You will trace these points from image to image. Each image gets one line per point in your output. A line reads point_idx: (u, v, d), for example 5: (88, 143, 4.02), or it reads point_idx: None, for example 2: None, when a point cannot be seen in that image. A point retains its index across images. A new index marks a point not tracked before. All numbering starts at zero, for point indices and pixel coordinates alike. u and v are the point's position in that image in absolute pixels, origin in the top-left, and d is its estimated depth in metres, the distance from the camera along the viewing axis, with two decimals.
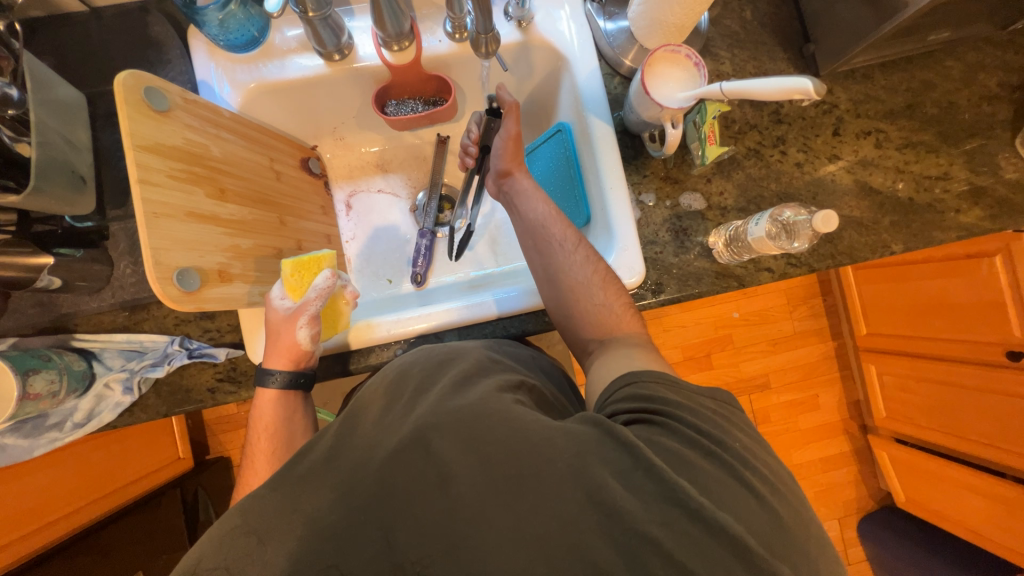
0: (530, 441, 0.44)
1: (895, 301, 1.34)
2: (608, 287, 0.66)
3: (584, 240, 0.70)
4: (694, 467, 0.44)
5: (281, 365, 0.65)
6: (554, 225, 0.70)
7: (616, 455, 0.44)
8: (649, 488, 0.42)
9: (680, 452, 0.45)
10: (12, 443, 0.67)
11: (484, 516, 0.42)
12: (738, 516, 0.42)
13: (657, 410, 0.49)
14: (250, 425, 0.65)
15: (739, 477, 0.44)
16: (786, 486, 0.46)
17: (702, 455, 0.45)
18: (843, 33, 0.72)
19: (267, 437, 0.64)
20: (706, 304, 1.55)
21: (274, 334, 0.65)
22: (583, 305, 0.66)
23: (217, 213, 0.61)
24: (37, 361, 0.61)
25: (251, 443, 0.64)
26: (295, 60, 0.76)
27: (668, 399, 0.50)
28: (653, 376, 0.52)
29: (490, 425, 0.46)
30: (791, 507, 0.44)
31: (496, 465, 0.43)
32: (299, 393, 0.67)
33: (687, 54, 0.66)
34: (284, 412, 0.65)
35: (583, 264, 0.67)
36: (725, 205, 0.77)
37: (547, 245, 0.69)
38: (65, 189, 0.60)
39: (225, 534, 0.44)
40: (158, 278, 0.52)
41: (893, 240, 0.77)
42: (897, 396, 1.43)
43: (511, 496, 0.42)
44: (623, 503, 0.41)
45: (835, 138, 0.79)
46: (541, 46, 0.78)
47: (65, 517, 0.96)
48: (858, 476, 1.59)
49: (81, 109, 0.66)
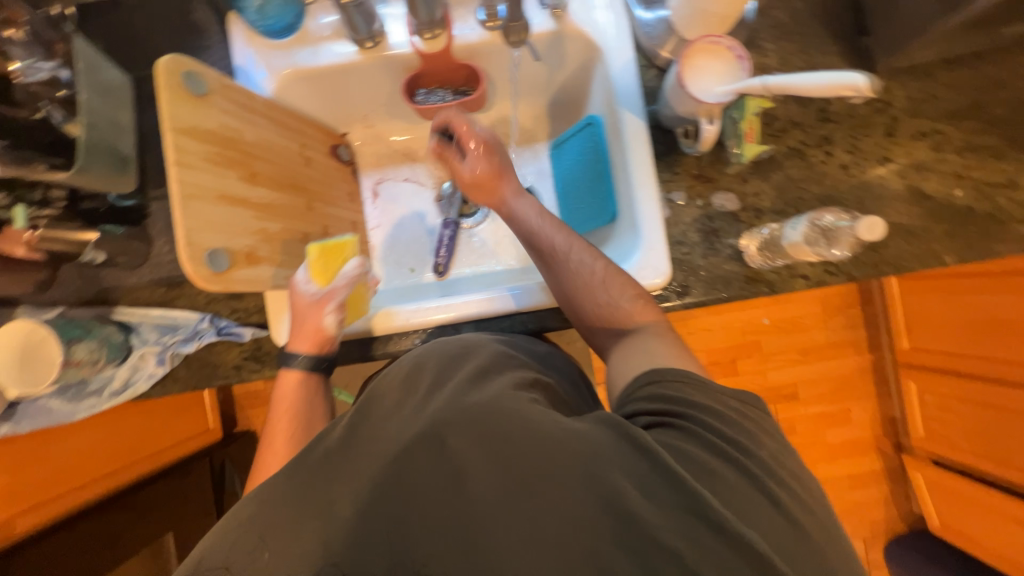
0: (547, 442, 0.44)
1: (942, 315, 1.25)
2: (611, 286, 0.64)
3: (580, 238, 0.68)
4: (714, 476, 0.42)
5: (308, 347, 0.67)
6: (543, 232, 0.68)
7: (636, 461, 0.43)
8: (666, 496, 0.41)
9: (702, 460, 0.43)
10: (57, 406, 0.71)
11: (499, 515, 0.41)
12: (757, 529, 0.40)
13: (679, 414, 0.47)
14: (272, 403, 0.66)
15: (760, 486, 0.42)
16: (812, 501, 0.43)
17: (725, 463, 0.43)
18: (904, 25, 0.67)
19: (288, 419, 0.65)
20: (735, 309, 1.49)
21: (302, 314, 0.66)
22: (589, 309, 0.65)
23: (248, 196, 0.63)
24: (79, 330, 0.66)
25: (271, 424, 0.65)
26: (330, 47, 0.77)
27: (692, 401, 0.48)
28: (675, 375, 0.51)
29: (507, 422, 0.45)
30: (815, 528, 0.42)
31: (511, 465, 0.43)
32: (316, 377, 0.68)
33: (728, 45, 0.63)
34: (305, 393, 0.66)
35: (581, 268, 0.65)
36: (760, 206, 0.73)
37: (543, 256, 0.67)
38: (109, 169, 0.62)
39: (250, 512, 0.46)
40: (190, 258, 0.54)
41: (945, 251, 0.71)
42: (938, 416, 1.35)
43: (527, 499, 0.42)
44: (641, 510, 0.40)
45: (887, 139, 0.74)
46: (576, 37, 0.76)
47: (108, 477, 1.03)
48: (889, 497, 1.52)
49: (127, 91, 0.68)
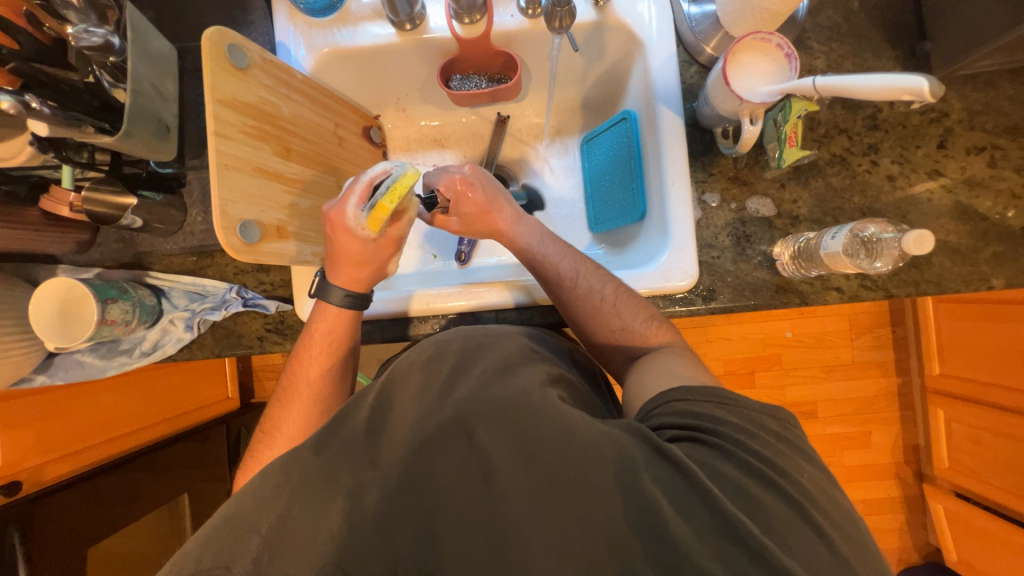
0: (575, 443, 0.43)
1: (979, 343, 1.20)
2: (625, 308, 0.64)
3: (587, 263, 0.67)
4: (753, 499, 0.41)
5: (354, 288, 0.65)
6: (546, 261, 0.67)
7: (668, 476, 0.42)
8: (699, 513, 0.41)
9: (736, 481, 0.42)
10: (89, 361, 0.74)
11: (529, 515, 0.41)
12: (795, 555, 0.39)
13: (708, 431, 0.46)
14: (307, 334, 0.66)
15: (807, 518, 0.41)
16: (839, 528, 0.41)
17: (765, 488, 0.42)
18: (968, 31, 0.63)
19: (317, 351, 0.65)
20: (757, 320, 1.45)
21: (357, 261, 0.63)
22: (604, 333, 0.65)
23: (281, 170, 0.64)
24: (115, 292, 0.67)
25: (302, 350, 0.66)
26: (369, 28, 0.77)
27: (721, 419, 0.47)
28: (702, 395, 0.49)
29: (535, 421, 0.45)
30: (843, 553, 0.40)
31: (540, 465, 0.43)
32: (351, 313, 0.66)
33: (779, 43, 0.60)
34: (338, 331, 0.66)
35: (590, 295, 0.64)
36: (798, 214, 0.71)
37: (550, 283, 0.67)
38: (152, 136, 0.64)
39: (263, 480, 0.46)
40: (223, 227, 0.54)
41: (993, 273, 0.67)
42: (965, 447, 1.29)
43: (558, 505, 0.42)
44: (675, 526, 0.40)
45: (939, 152, 0.70)
46: (617, 28, 0.74)
47: (132, 434, 1.07)
48: (904, 525, 1.47)
49: (173, 62, 0.70)
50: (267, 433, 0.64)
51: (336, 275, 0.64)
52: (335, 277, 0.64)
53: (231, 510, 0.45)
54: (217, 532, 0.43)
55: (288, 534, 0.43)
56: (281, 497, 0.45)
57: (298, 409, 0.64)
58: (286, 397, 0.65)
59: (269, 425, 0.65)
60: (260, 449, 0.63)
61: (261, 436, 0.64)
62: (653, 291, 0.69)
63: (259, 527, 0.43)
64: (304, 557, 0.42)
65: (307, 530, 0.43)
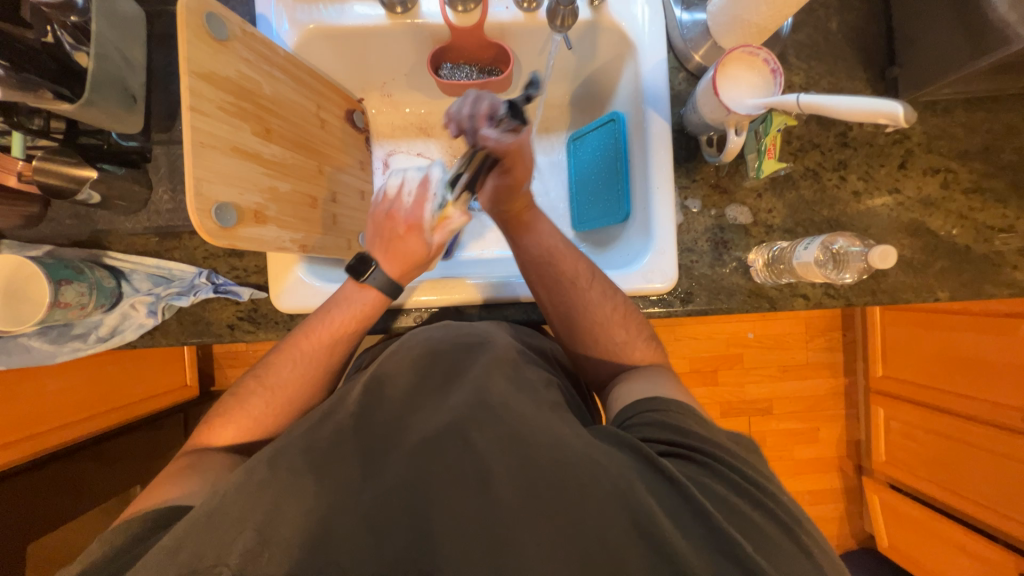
0: (568, 453, 0.45)
1: (919, 348, 1.30)
2: (630, 325, 0.64)
3: (595, 271, 0.67)
4: (744, 517, 0.43)
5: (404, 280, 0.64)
6: (563, 258, 0.66)
7: (657, 484, 0.44)
8: (685, 518, 0.42)
9: (719, 492, 0.44)
10: (37, 346, 0.68)
11: (527, 524, 0.41)
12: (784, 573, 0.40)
13: (694, 447, 0.48)
14: (336, 304, 0.63)
15: (791, 534, 0.42)
16: (806, 530, 0.44)
17: (751, 505, 0.44)
18: (933, 59, 0.67)
19: (355, 323, 0.63)
20: (722, 321, 1.51)
21: (419, 255, 0.62)
22: (603, 345, 0.64)
23: (260, 151, 0.60)
24: (70, 271, 0.62)
25: (333, 321, 0.62)
26: (357, 8, 0.74)
27: (700, 435, 0.49)
28: (682, 407, 0.52)
29: (531, 431, 0.47)
30: (813, 553, 0.42)
31: (536, 472, 0.44)
32: (384, 300, 0.63)
33: (766, 58, 0.62)
34: (376, 313, 0.64)
35: (601, 302, 0.64)
36: (772, 223, 0.74)
37: (558, 282, 0.65)
38: (116, 105, 0.59)
39: (247, 473, 0.45)
40: (198, 209, 0.51)
41: (940, 286, 0.73)
42: (902, 443, 1.40)
43: (555, 513, 0.42)
44: (666, 528, 0.41)
45: (900, 171, 0.75)
46: (610, 29, 0.75)
47: (80, 423, 1.00)
48: (844, 514, 1.58)
49: (140, 26, 0.65)
50: (238, 417, 0.59)
51: (397, 269, 0.62)
52: (390, 268, 0.62)
53: (215, 502, 0.43)
54: (199, 526, 0.42)
55: (276, 528, 0.42)
56: (269, 490, 0.44)
57: (307, 376, 0.61)
58: (298, 360, 0.61)
59: (271, 381, 0.60)
60: (235, 415, 0.59)
61: (253, 389, 0.60)
62: (633, 292, 0.71)
63: (246, 521, 0.42)
64: (292, 551, 0.41)
65: (298, 523, 0.43)
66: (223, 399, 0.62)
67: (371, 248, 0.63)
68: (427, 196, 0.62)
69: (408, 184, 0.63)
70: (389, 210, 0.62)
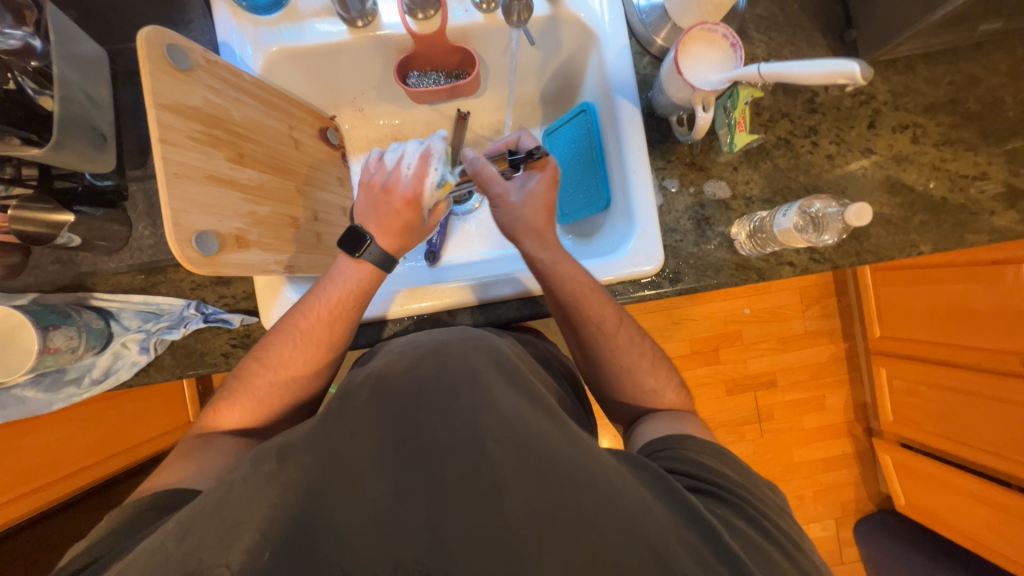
0: (583, 465, 0.45)
1: (912, 305, 1.32)
2: (659, 372, 0.64)
3: (625, 317, 0.65)
4: (768, 558, 0.43)
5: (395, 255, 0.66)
6: (590, 303, 0.63)
7: (671, 502, 0.46)
8: (698, 539, 0.43)
9: (742, 529, 0.45)
10: (31, 396, 0.68)
11: (540, 539, 0.41)
12: None
13: (720, 489, 0.49)
14: (332, 279, 0.63)
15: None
16: (800, 550, 0.45)
17: (771, 542, 0.45)
18: (889, 18, 0.68)
19: (352, 300, 0.63)
20: (716, 299, 1.52)
21: (413, 229, 0.65)
22: (630, 390, 0.64)
23: (235, 176, 0.60)
24: (56, 317, 0.62)
25: (331, 298, 0.62)
26: (318, 25, 0.74)
27: (729, 481, 0.50)
28: (710, 454, 0.53)
29: (547, 443, 0.45)
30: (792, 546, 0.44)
31: (553, 482, 0.43)
32: (379, 274, 0.65)
33: (724, 33, 0.63)
34: (373, 286, 0.65)
35: (629, 348, 0.64)
36: (751, 194, 0.75)
37: (585, 328, 0.63)
38: (86, 146, 0.59)
39: (246, 480, 0.46)
40: (177, 239, 0.51)
41: (922, 240, 0.74)
42: (906, 401, 1.42)
43: (567, 529, 0.42)
44: (675, 545, 0.41)
45: (869, 131, 0.76)
46: (570, 21, 0.76)
47: (81, 471, 0.98)
48: (859, 477, 1.58)
49: (104, 66, 0.65)
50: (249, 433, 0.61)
51: (391, 243, 0.64)
52: (383, 241, 0.64)
53: (217, 505, 0.45)
54: (199, 535, 0.42)
55: (282, 543, 0.42)
56: (270, 507, 0.44)
57: (310, 356, 0.62)
58: (299, 340, 0.62)
59: (274, 364, 0.61)
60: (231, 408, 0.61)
61: (254, 370, 0.61)
62: (621, 277, 0.71)
63: (248, 525, 0.43)
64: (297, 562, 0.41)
65: (302, 536, 0.43)
66: (227, 379, 0.63)
67: (365, 222, 0.64)
68: (427, 171, 0.63)
69: (406, 158, 0.64)
70: (386, 183, 0.63)
